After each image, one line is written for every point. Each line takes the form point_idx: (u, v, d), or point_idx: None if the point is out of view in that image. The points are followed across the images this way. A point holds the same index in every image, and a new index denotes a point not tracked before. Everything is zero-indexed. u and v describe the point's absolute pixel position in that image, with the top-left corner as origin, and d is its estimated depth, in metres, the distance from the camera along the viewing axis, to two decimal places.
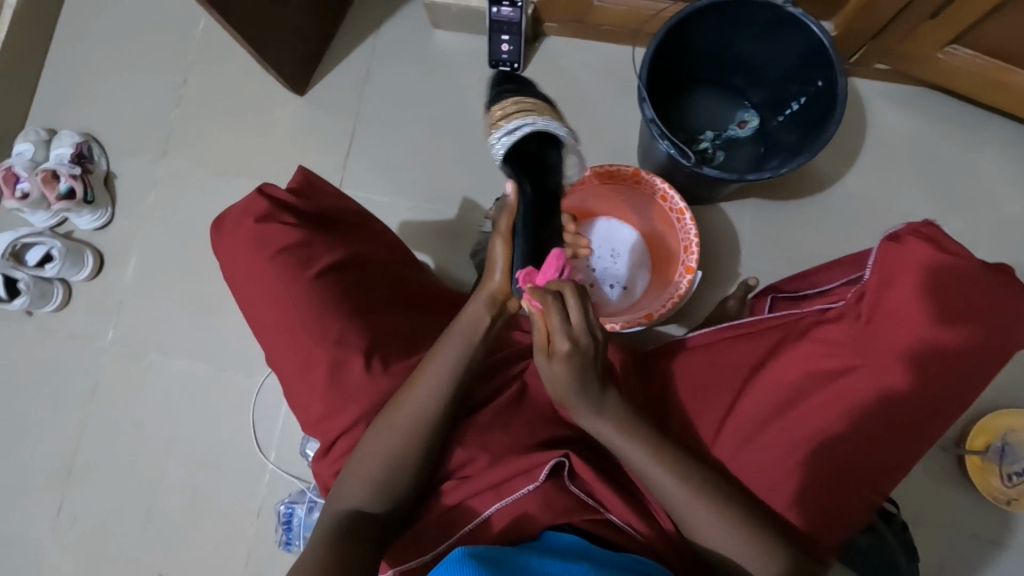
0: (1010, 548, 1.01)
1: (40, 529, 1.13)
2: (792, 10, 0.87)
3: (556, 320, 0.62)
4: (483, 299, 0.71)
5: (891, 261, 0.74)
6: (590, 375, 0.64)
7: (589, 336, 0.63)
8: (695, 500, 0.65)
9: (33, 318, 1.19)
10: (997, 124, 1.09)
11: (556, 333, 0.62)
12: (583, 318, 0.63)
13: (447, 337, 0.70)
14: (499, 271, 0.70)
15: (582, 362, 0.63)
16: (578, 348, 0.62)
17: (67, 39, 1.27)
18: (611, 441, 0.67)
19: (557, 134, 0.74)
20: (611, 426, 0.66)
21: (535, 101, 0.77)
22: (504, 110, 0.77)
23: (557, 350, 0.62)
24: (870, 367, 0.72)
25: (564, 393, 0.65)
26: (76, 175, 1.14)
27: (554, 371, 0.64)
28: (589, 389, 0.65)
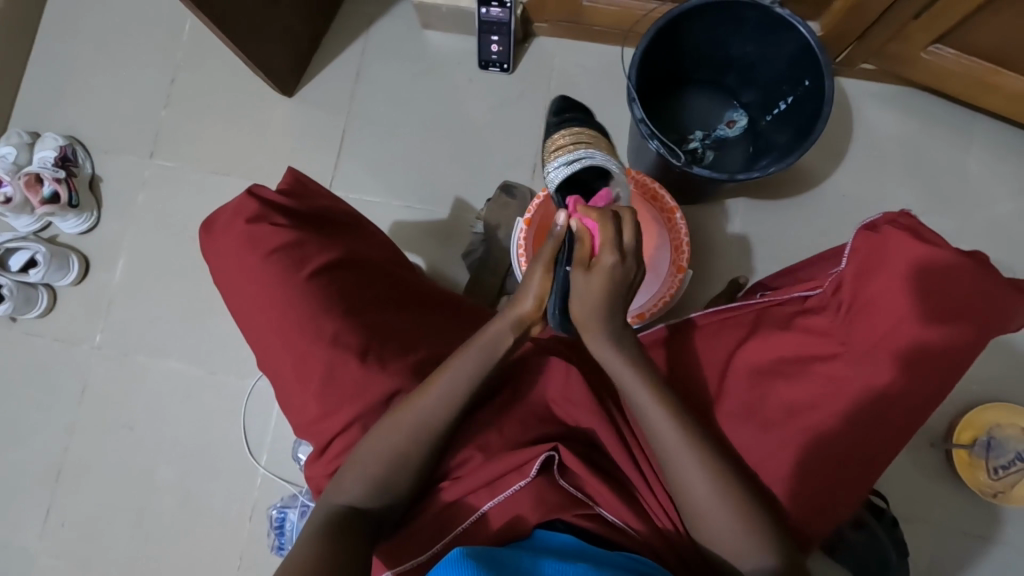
0: (998, 540, 1.03)
1: (26, 538, 1.11)
2: (780, 10, 0.88)
3: (611, 235, 0.62)
4: (511, 319, 0.69)
5: (871, 250, 0.74)
6: (621, 301, 0.64)
7: (634, 262, 0.64)
8: (690, 456, 0.65)
9: (17, 324, 1.17)
10: (982, 123, 1.11)
11: (606, 247, 0.62)
12: (634, 243, 0.63)
13: (465, 353, 0.69)
14: (533, 298, 0.68)
15: (620, 284, 0.63)
16: (622, 266, 0.63)
17: (49, 40, 1.25)
18: (619, 376, 0.68)
19: (608, 167, 0.80)
20: (623, 364, 0.67)
21: (592, 133, 0.85)
22: (564, 140, 0.84)
23: (601, 263, 0.62)
24: (849, 354, 0.73)
25: (591, 314, 0.65)
26: (60, 179, 1.12)
27: (588, 287, 0.63)
28: (616, 313, 0.65)
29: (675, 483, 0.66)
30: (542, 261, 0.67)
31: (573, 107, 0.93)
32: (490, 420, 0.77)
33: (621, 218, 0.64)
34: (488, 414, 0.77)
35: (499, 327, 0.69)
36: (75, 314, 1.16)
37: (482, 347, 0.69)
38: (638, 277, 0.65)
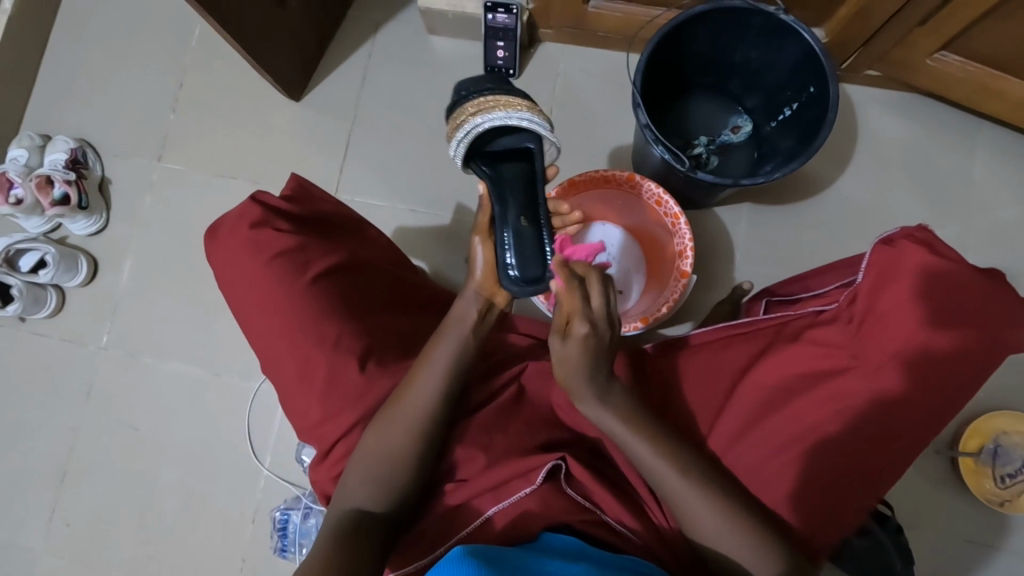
0: (1003, 550, 1.02)
1: (33, 535, 1.12)
2: (785, 17, 0.89)
3: (579, 301, 0.65)
4: (473, 292, 0.76)
5: (886, 264, 0.74)
6: (601, 364, 0.65)
7: (606, 325, 0.65)
8: (691, 489, 0.65)
9: (27, 324, 1.18)
10: (990, 129, 1.10)
11: (577, 316, 0.64)
12: (603, 306, 0.65)
13: (446, 333, 0.73)
14: (479, 269, 0.77)
15: (596, 349, 0.65)
16: (595, 332, 0.65)
17: (62, 44, 1.26)
18: (612, 429, 0.67)
19: (505, 124, 0.72)
20: (613, 420, 0.67)
21: (497, 94, 0.74)
22: (466, 108, 0.74)
23: (574, 332, 0.64)
24: (863, 367, 0.73)
25: (573, 380, 0.66)
26: (70, 181, 1.13)
27: (566, 353, 0.65)
28: (598, 377, 0.66)
29: (678, 515, 0.66)
30: (478, 232, 0.77)
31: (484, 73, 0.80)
32: (493, 423, 0.77)
33: (588, 279, 0.66)
34: (491, 415, 0.78)
35: (464, 304, 0.75)
36: (84, 315, 1.18)
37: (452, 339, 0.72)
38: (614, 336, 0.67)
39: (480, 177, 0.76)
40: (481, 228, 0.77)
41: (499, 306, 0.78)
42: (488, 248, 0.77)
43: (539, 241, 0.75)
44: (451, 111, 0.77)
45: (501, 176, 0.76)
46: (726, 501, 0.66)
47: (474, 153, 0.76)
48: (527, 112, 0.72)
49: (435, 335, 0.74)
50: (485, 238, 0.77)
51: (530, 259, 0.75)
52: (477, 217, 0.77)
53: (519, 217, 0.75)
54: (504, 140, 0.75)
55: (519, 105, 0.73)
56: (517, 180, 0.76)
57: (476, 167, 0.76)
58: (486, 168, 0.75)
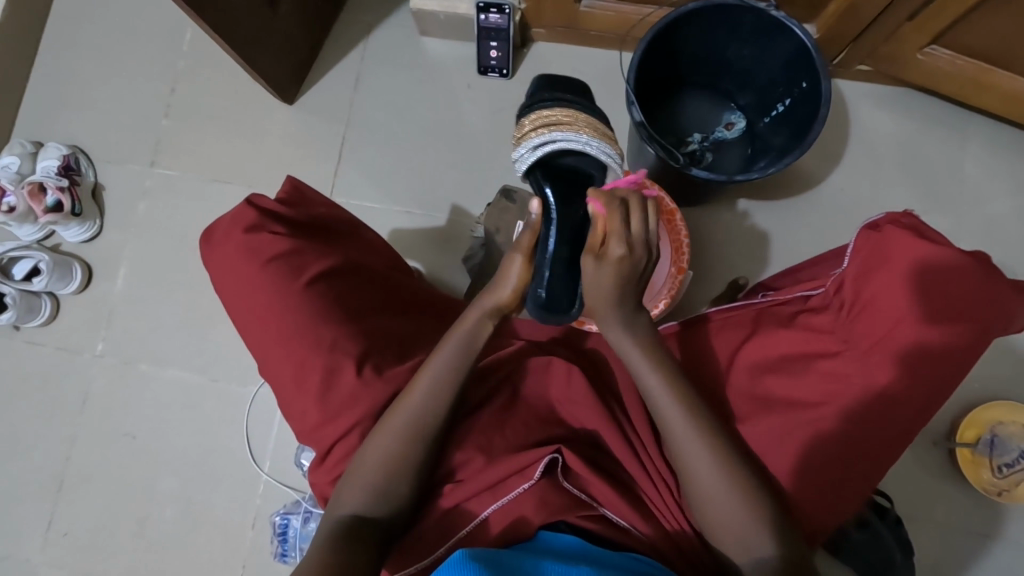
0: (1001, 539, 1.02)
1: (30, 546, 1.11)
2: (776, 14, 0.89)
3: (619, 223, 0.66)
4: (487, 308, 0.74)
5: (872, 250, 0.76)
6: (632, 288, 0.68)
7: (643, 249, 0.67)
8: (693, 437, 0.66)
9: (21, 332, 1.18)
10: (980, 122, 1.11)
11: (615, 237, 0.66)
12: (642, 230, 0.67)
13: (445, 342, 0.73)
14: (511, 286, 0.74)
15: (630, 271, 0.67)
16: (631, 256, 0.66)
17: (53, 50, 1.26)
18: (629, 357, 0.70)
19: (576, 147, 0.74)
20: (632, 345, 0.70)
21: (572, 108, 0.77)
22: (542, 117, 0.77)
23: (610, 253, 0.66)
24: (852, 350, 0.74)
25: (603, 302, 0.68)
26: (63, 188, 1.13)
27: (600, 275, 0.67)
28: (627, 301, 0.68)
29: (680, 467, 0.67)
30: (520, 249, 0.75)
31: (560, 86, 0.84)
32: (491, 422, 0.77)
33: (630, 201, 0.67)
34: (487, 415, 0.78)
35: (475, 316, 0.73)
36: (78, 323, 1.17)
37: (456, 340, 0.72)
38: (649, 261, 0.69)
39: (535, 191, 0.76)
40: (522, 246, 0.75)
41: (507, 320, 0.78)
42: (525, 269, 0.75)
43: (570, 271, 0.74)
44: (525, 117, 0.80)
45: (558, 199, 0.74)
46: (726, 457, 0.66)
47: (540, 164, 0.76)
48: (598, 139, 0.75)
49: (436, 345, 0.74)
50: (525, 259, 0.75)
51: (562, 289, 0.73)
52: (522, 234, 0.75)
53: (559, 244, 0.73)
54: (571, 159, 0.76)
55: (594, 132, 0.76)
56: (573, 207, 0.74)
57: (535, 180, 0.76)
58: (545, 185, 0.75)
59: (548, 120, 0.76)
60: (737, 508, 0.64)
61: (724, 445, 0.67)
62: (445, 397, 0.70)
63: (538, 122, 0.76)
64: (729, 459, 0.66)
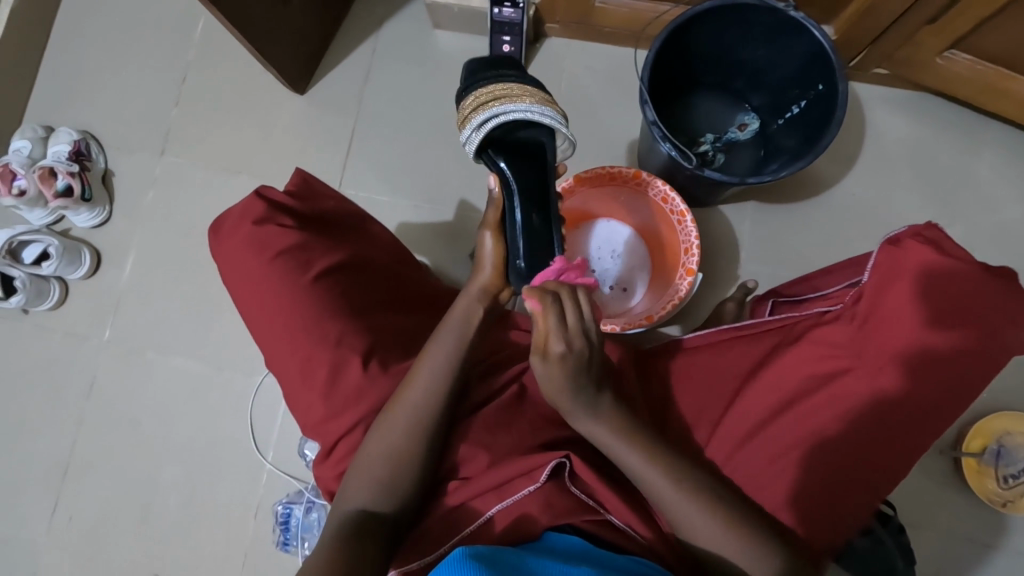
0: (1004, 549, 1.02)
1: (36, 529, 1.12)
2: (794, 14, 0.88)
3: (553, 321, 0.62)
4: (477, 293, 0.75)
5: (889, 264, 0.75)
6: (585, 378, 0.64)
7: (583, 339, 0.63)
8: (687, 503, 0.65)
9: (29, 316, 1.18)
10: (997, 128, 1.09)
11: (552, 335, 0.62)
12: (578, 320, 0.63)
13: (443, 327, 0.73)
14: (489, 266, 0.75)
15: (577, 363, 0.63)
16: (574, 350, 0.63)
17: (65, 35, 1.26)
18: (601, 440, 0.67)
19: (525, 117, 0.70)
20: (603, 430, 0.67)
21: (513, 83, 0.73)
22: (482, 94, 0.72)
23: (551, 352, 0.63)
24: (865, 368, 0.73)
25: (558, 396, 0.66)
26: (74, 173, 1.13)
27: (549, 374, 0.64)
28: (583, 393, 0.65)
29: (676, 527, 0.66)
30: (487, 225, 0.76)
31: (490, 61, 0.79)
32: (496, 420, 0.77)
33: (561, 294, 0.64)
34: (490, 415, 0.77)
35: (466, 301, 0.74)
36: (86, 309, 1.18)
37: (453, 329, 0.73)
38: (597, 346, 0.65)
39: (490, 168, 0.73)
40: (490, 222, 0.76)
41: (504, 300, 0.78)
42: (498, 242, 0.75)
43: (549, 236, 0.73)
44: (463, 99, 0.75)
45: (511, 171, 0.71)
46: (726, 516, 0.65)
47: (488, 143, 0.71)
48: (547, 106, 0.71)
49: (434, 331, 0.74)
50: (496, 235, 0.75)
51: (541, 254, 0.72)
52: (487, 211, 0.76)
53: (530, 212, 0.72)
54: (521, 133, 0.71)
55: (536, 98, 0.71)
56: (530, 175, 0.72)
57: (488, 158, 0.72)
58: (499, 161, 0.71)
59: (487, 97, 0.72)
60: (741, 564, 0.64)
61: (723, 504, 0.66)
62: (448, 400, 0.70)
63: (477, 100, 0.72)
64: (730, 517, 0.65)
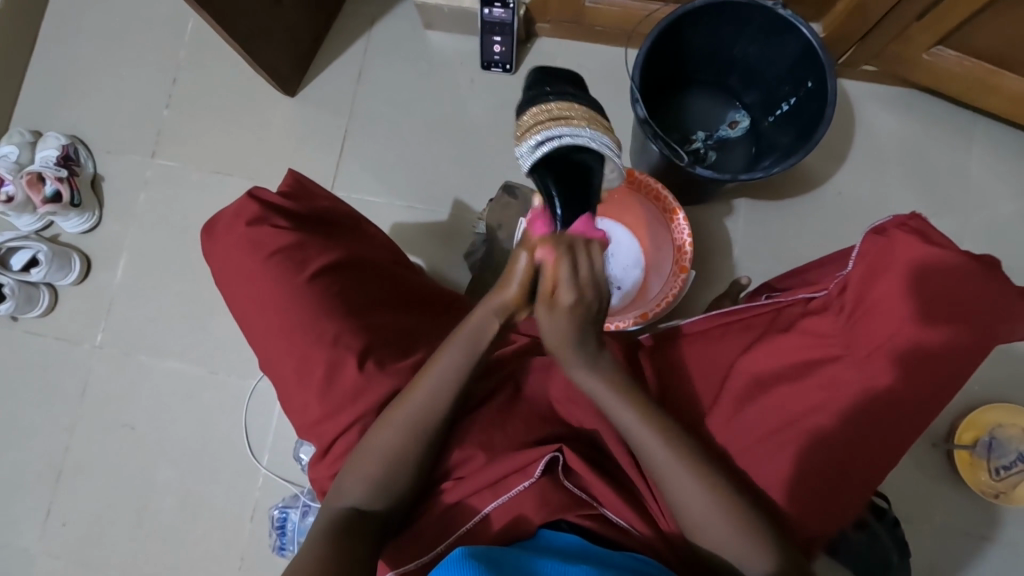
0: (998, 541, 1.03)
1: (28, 536, 1.11)
2: (783, 12, 0.89)
3: (565, 271, 0.62)
4: (494, 307, 0.68)
5: (877, 256, 0.75)
6: (588, 327, 0.65)
7: (593, 289, 0.63)
8: (681, 470, 0.66)
9: (19, 323, 1.17)
10: (985, 124, 1.11)
11: (562, 285, 0.62)
12: (590, 272, 0.63)
13: (453, 341, 0.69)
14: (516, 286, 0.65)
15: (583, 313, 0.64)
16: (582, 300, 0.63)
17: (52, 38, 1.25)
18: (600, 397, 0.68)
19: (582, 142, 0.69)
20: (601, 382, 0.68)
21: (569, 105, 0.72)
22: (537, 115, 0.71)
23: (560, 301, 0.62)
24: (854, 356, 0.73)
25: (559, 345, 0.65)
26: (62, 178, 1.12)
27: (554, 323, 0.64)
28: (586, 342, 0.66)
29: (666, 497, 0.67)
30: (527, 245, 0.63)
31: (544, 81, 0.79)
32: (491, 419, 0.76)
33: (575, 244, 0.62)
34: (487, 414, 0.77)
35: (482, 314, 0.68)
36: (77, 314, 1.17)
37: (462, 344, 0.69)
38: (603, 297, 0.65)
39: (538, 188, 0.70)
40: (530, 242, 0.64)
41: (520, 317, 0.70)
42: (532, 265, 0.63)
43: None
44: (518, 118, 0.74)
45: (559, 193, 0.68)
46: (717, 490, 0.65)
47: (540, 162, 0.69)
48: (601, 133, 0.70)
49: (443, 342, 0.71)
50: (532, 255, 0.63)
51: None
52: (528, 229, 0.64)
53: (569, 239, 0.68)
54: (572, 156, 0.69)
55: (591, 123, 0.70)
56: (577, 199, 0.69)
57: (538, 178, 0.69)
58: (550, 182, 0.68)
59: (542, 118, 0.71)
60: (729, 536, 0.64)
61: (716, 476, 0.66)
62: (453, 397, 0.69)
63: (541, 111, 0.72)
64: (720, 488, 0.66)
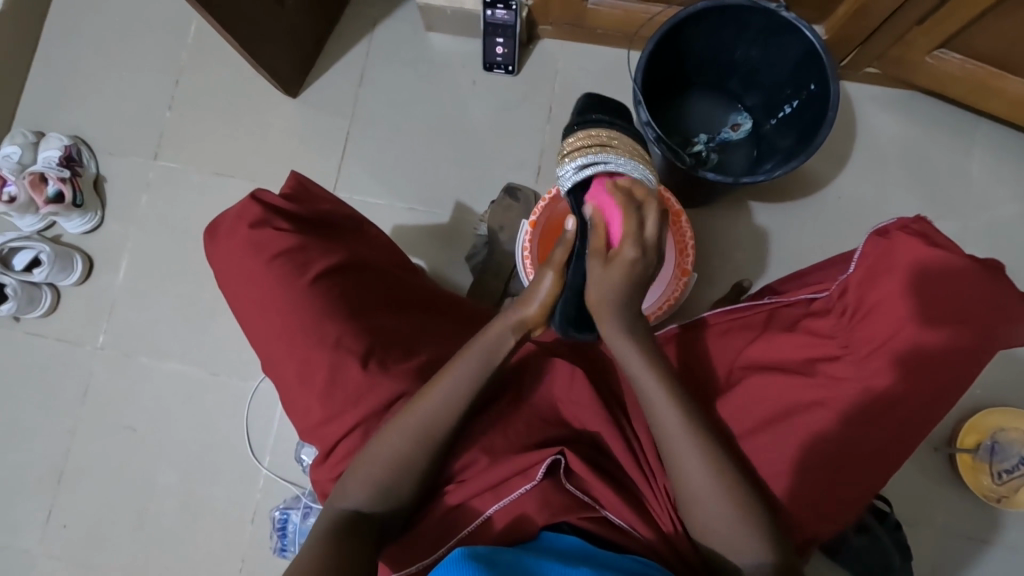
0: (999, 545, 1.02)
1: (29, 537, 1.11)
2: (786, 15, 0.89)
3: (635, 225, 0.67)
4: (512, 322, 0.72)
5: (878, 257, 0.75)
6: (636, 294, 0.69)
7: (653, 254, 0.68)
8: (688, 443, 0.66)
9: (21, 323, 1.17)
10: (987, 126, 1.10)
11: (628, 239, 0.67)
12: (653, 235, 0.68)
13: (466, 353, 0.71)
14: (537, 303, 0.72)
15: (639, 274, 0.68)
16: (641, 261, 0.67)
17: (54, 39, 1.25)
18: (632, 369, 0.69)
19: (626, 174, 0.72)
20: (636, 355, 0.69)
21: (618, 135, 0.76)
22: (587, 140, 0.76)
23: (621, 255, 0.67)
24: (853, 355, 0.73)
25: (605, 301, 0.68)
26: (64, 179, 1.12)
27: (608, 276, 0.68)
28: (631, 308, 0.69)
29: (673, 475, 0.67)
30: (553, 264, 0.73)
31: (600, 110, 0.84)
32: (495, 422, 0.76)
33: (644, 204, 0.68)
34: (491, 417, 0.77)
35: (500, 327, 0.71)
36: (78, 315, 1.17)
37: (476, 357, 0.70)
38: (655, 268, 0.70)
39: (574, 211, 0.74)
40: (555, 262, 0.73)
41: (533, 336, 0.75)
42: (556, 286, 0.72)
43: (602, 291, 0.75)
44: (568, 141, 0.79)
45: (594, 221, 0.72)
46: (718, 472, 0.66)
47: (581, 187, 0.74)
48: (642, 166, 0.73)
49: (456, 353, 0.72)
50: (557, 273, 0.73)
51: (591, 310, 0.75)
52: (556, 249, 0.73)
53: None
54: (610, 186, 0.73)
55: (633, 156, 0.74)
56: None
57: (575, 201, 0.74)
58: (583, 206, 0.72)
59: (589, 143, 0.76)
60: (727, 515, 0.64)
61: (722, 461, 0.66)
62: (460, 396, 0.69)
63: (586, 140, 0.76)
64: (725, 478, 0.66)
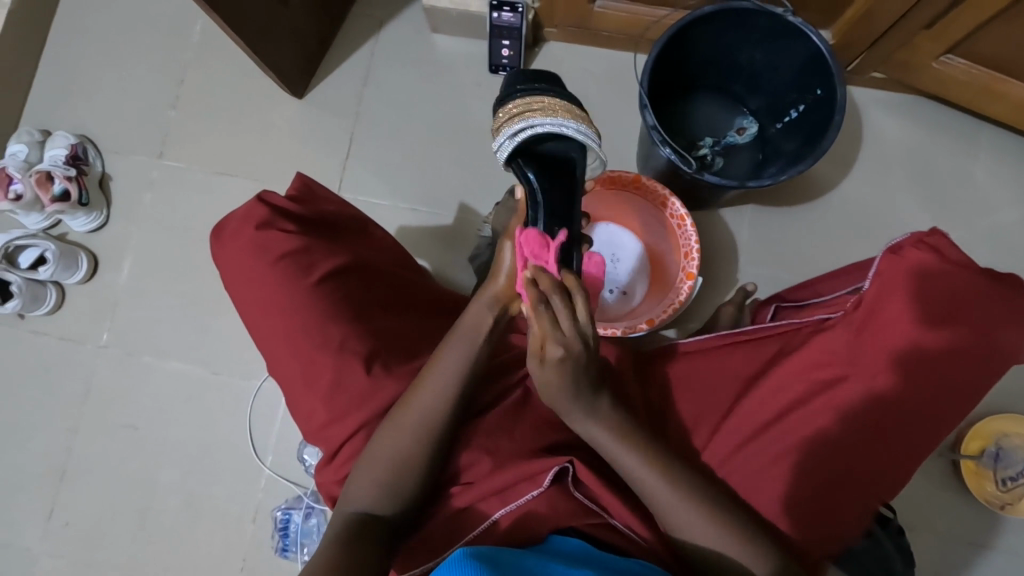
0: (1002, 551, 1.02)
1: (31, 536, 1.11)
2: (792, 19, 0.89)
3: (549, 326, 0.61)
4: (488, 300, 0.69)
5: (890, 272, 0.74)
6: (582, 381, 0.63)
7: (582, 344, 0.61)
8: (661, 486, 0.66)
9: (26, 321, 1.18)
10: (992, 131, 1.10)
11: (549, 339, 0.61)
12: (578, 323, 0.61)
13: (452, 339, 0.70)
14: (505, 274, 0.68)
15: (574, 369, 0.62)
16: (572, 355, 0.61)
17: (62, 38, 1.25)
18: (603, 445, 0.67)
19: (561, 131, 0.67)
20: (603, 433, 0.66)
21: (547, 94, 0.69)
22: (513, 105, 0.70)
23: (549, 356, 0.61)
24: (860, 375, 0.73)
25: (557, 399, 0.64)
26: (71, 177, 1.13)
27: (546, 377, 0.63)
28: (583, 399, 0.64)
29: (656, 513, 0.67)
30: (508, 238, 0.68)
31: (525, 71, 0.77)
32: (498, 425, 0.76)
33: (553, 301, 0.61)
34: (495, 419, 0.77)
35: (476, 309, 0.69)
36: (83, 313, 1.17)
37: (463, 342, 0.69)
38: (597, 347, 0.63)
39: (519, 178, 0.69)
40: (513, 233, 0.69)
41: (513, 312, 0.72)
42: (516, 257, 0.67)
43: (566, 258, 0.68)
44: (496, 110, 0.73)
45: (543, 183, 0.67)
46: (706, 503, 0.66)
47: (521, 151, 0.68)
48: (578, 121, 0.68)
49: (443, 340, 0.71)
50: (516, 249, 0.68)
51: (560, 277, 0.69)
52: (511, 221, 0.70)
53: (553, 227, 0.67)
54: (552, 144, 0.68)
55: (568, 111, 0.68)
56: (559, 188, 0.68)
57: (517, 168, 0.68)
58: (529, 172, 0.67)
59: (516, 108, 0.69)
60: (720, 540, 0.65)
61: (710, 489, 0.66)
62: (454, 397, 0.69)
63: (515, 108, 0.69)
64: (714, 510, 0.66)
